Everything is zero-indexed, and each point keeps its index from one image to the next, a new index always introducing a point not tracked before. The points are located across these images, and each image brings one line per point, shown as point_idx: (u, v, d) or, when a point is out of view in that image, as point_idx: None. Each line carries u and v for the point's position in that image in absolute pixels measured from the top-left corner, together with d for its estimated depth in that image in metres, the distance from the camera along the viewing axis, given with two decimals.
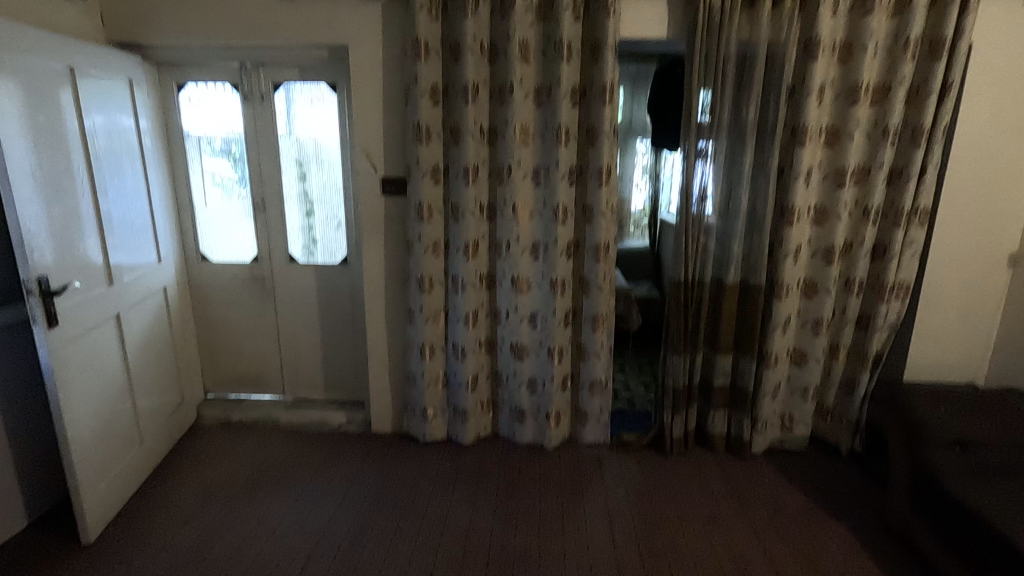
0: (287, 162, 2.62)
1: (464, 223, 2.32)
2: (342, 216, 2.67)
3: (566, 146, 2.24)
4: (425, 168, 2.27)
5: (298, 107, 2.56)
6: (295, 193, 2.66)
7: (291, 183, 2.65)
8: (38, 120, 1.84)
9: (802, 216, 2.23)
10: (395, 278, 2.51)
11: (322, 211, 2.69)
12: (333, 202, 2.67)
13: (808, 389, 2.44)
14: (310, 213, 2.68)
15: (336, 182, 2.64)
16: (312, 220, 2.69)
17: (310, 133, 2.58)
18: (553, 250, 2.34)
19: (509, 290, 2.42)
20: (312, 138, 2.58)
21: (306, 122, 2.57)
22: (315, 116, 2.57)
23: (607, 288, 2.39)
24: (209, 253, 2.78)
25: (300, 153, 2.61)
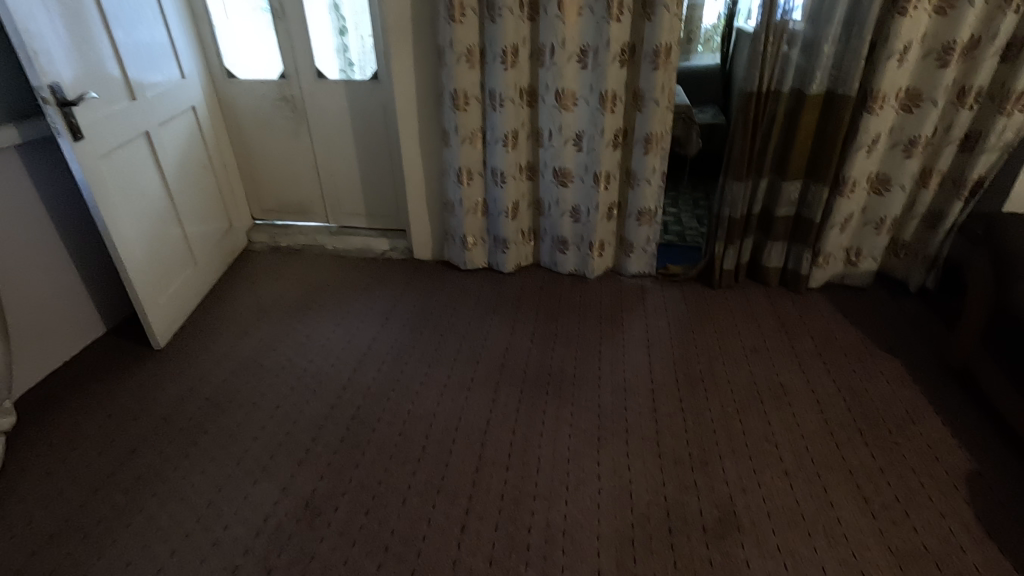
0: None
1: (501, 24, 2.01)
2: (368, 22, 2.39)
3: None
4: None
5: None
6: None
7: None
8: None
9: (920, 5, 1.78)
10: (427, 95, 2.30)
11: (346, 17, 2.40)
12: (358, 5, 2.37)
13: (885, 220, 2.18)
14: (335, 19, 2.41)
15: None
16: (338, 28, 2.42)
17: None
18: (603, 56, 2.02)
19: (552, 105, 2.17)
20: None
21: None
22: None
23: (665, 102, 2.09)
24: (234, 70, 2.61)
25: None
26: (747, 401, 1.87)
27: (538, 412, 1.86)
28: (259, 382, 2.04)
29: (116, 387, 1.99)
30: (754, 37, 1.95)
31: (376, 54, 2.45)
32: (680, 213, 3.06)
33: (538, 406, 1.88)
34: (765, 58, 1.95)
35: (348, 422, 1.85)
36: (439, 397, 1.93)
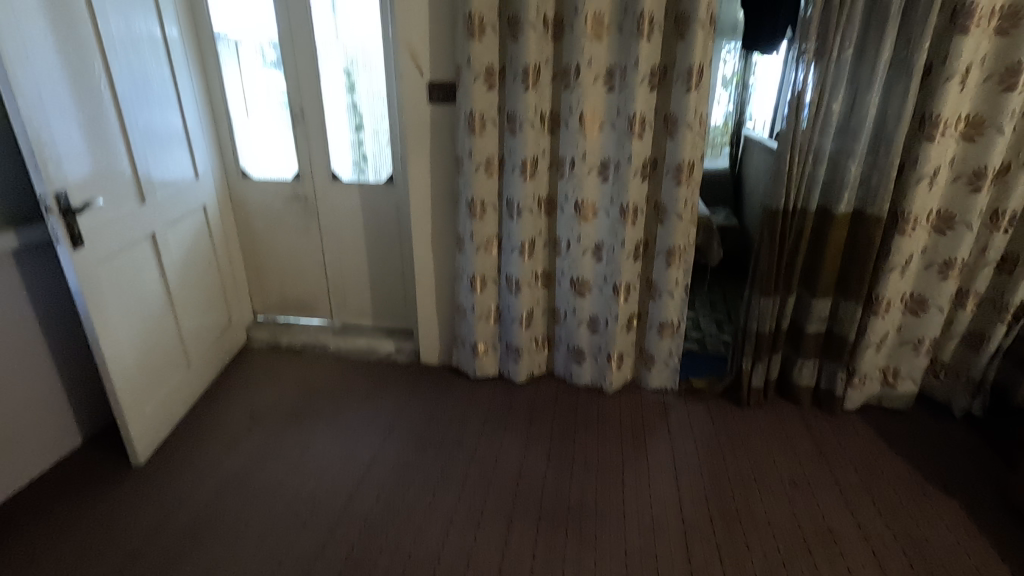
0: (325, 63, 2.33)
1: (522, 136, 1.99)
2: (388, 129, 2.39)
3: (648, 40, 1.83)
4: (478, 70, 1.93)
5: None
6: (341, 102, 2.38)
7: (330, 89, 2.37)
8: (60, 24, 1.65)
9: (947, 132, 1.76)
10: (443, 201, 2.26)
11: (370, 123, 2.41)
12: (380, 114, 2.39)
13: (922, 341, 2.07)
14: (359, 126, 2.41)
15: (379, 91, 2.35)
16: (361, 133, 2.43)
17: (347, 29, 2.26)
18: (625, 170, 1.99)
19: (571, 215, 2.12)
20: (347, 33, 2.27)
21: (349, 19, 2.24)
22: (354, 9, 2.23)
23: (688, 217, 2.03)
24: (249, 169, 2.60)
25: (337, 53, 2.30)
26: (793, 551, 1.65)
27: (557, 559, 1.63)
28: (244, 509, 1.82)
29: (83, 513, 1.78)
30: (778, 156, 1.92)
31: (393, 159, 2.45)
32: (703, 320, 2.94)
33: (556, 548, 1.67)
34: (791, 177, 1.91)
35: (341, 565, 1.62)
36: (444, 536, 1.71)
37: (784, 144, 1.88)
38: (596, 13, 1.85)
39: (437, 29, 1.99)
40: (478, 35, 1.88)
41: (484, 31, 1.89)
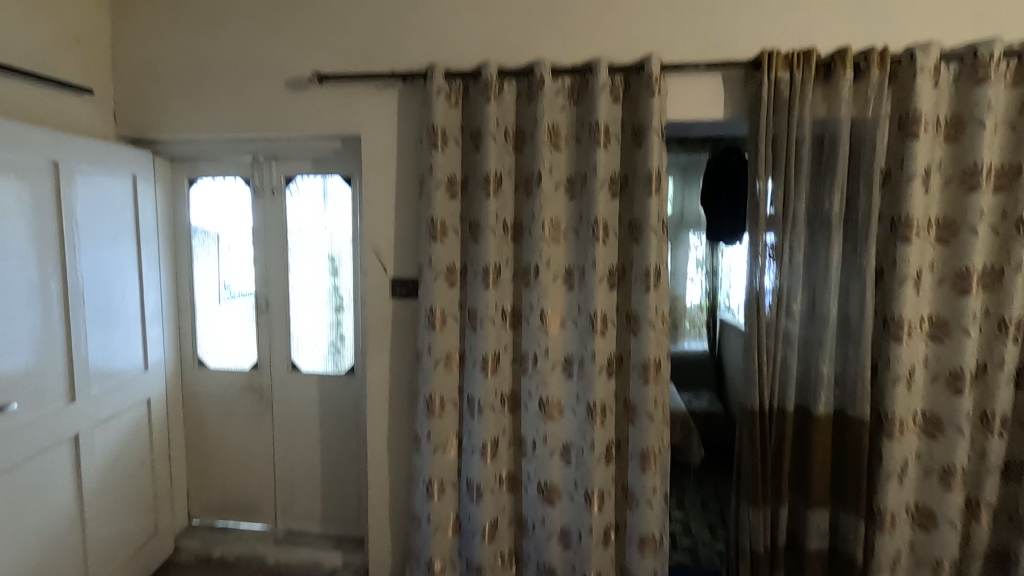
0: (294, 258, 2.37)
1: (482, 333, 1.93)
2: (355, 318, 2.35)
3: (604, 243, 1.86)
4: (439, 269, 1.95)
5: (307, 199, 2.32)
6: (322, 287, 2.36)
7: (297, 282, 2.38)
8: (26, 229, 1.69)
9: (912, 333, 1.72)
10: (402, 396, 2.13)
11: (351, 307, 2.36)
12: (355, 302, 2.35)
13: (942, 563, 1.79)
14: (339, 308, 2.36)
15: (347, 283, 2.35)
16: (341, 316, 2.36)
17: (320, 228, 2.34)
18: (590, 368, 1.89)
19: (536, 414, 1.96)
20: (319, 231, 2.34)
21: (334, 215, 2.31)
22: (327, 210, 2.32)
23: (659, 417, 1.89)
24: (207, 358, 2.49)
25: (308, 249, 2.35)
26: None
27: None
28: None
29: None
30: (747, 355, 1.84)
31: (355, 349, 2.37)
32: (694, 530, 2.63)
33: None
34: (763, 377, 1.82)
35: None
36: None
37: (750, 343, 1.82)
38: (551, 219, 1.91)
39: (402, 231, 2.06)
40: (439, 237, 1.93)
41: (445, 235, 1.95)
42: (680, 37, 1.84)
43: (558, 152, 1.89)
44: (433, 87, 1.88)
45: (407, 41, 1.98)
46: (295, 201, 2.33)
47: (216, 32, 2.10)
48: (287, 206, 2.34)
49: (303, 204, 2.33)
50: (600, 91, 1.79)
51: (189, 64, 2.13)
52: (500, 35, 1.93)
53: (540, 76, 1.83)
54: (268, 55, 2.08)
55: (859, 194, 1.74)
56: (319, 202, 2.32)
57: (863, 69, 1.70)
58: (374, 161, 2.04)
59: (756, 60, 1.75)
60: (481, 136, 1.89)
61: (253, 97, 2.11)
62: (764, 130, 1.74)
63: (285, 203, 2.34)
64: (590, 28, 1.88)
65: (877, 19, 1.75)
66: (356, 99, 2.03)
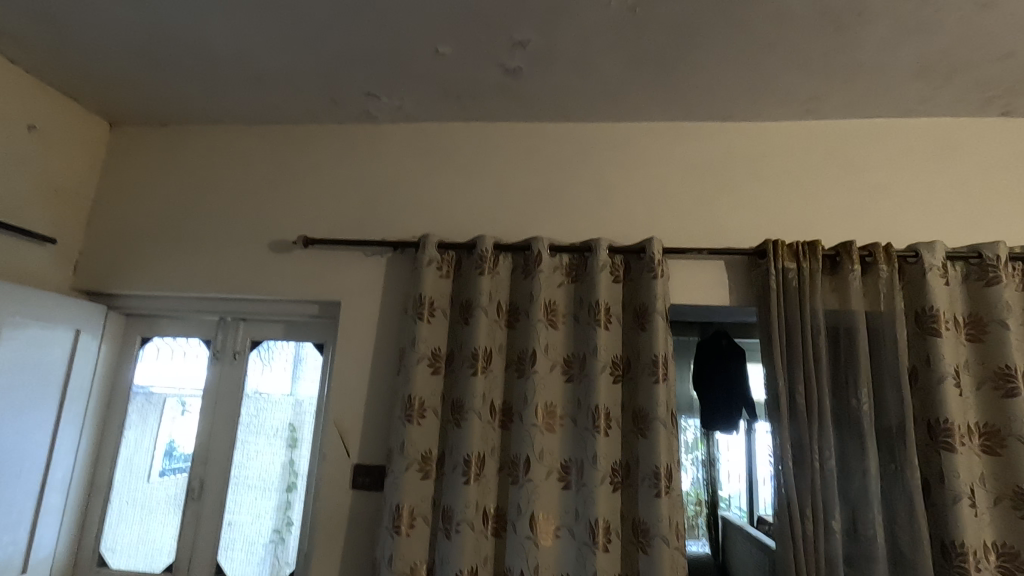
0: (244, 431, 2.04)
1: (458, 542, 1.57)
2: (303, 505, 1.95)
3: (606, 435, 1.61)
4: (412, 456, 1.65)
5: (271, 366, 2.09)
6: (273, 465, 2.00)
7: (243, 461, 2.02)
8: None
9: (980, 565, 1.43)
10: None
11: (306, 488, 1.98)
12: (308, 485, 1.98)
13: None
14: (292, 487, 1.98)
15: (302, 464, 2.00)
16: (292, 496, 1.97)
17: (281, 397, 2.06)
18: None
19: None
20: (279, 402, 2.05)
21: (298, 381, 2.06)
22: (293, 378, 2.07)
23: None
24: (110, 555, 1.99)
25: (263, 421, 2.04)
26: None
27: None
28: None
29: None
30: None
31: (299, 546, 1.92)
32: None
33: None
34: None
35: None
36: None
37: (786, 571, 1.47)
38: (547, 402, 1.68)
39: (373, 408, 1.80)
40: (417, 418, 1.68)
41: (423, 416, 1.69)
42: (679, 224, 1.82)
43: (555, 329, 1.74)
44: (425, 257, 1.79)
45: (401, 212, 1.94)
46: (257, 366, 2.09)
47: (205, 193, 2.05)
48: (247, 372, 2.09)
49: (266, 371, 2.08)
50: (600, 270, 1.71)
51: (170, 220, 2.05)
52: (498, 212, 1.90)
53: (537, 252, 1.76)
54: (255, 216, 2.01)
55: (887, 392, 1.57)
56: (283, 369, 2.08)
57: (868, 265, 1.67)
58: (352, 329, 1.86)
59: (760, 249, 1.71)
60: (471, 308, 1.75)
61: (230, 256, 1.99)
62: (776, 318, 1.63)
63: (247, 368, 2.09)
64: (588, 211, 1.87)
65: (872, 219, 1.76)
66: (341, 264, 1.92)
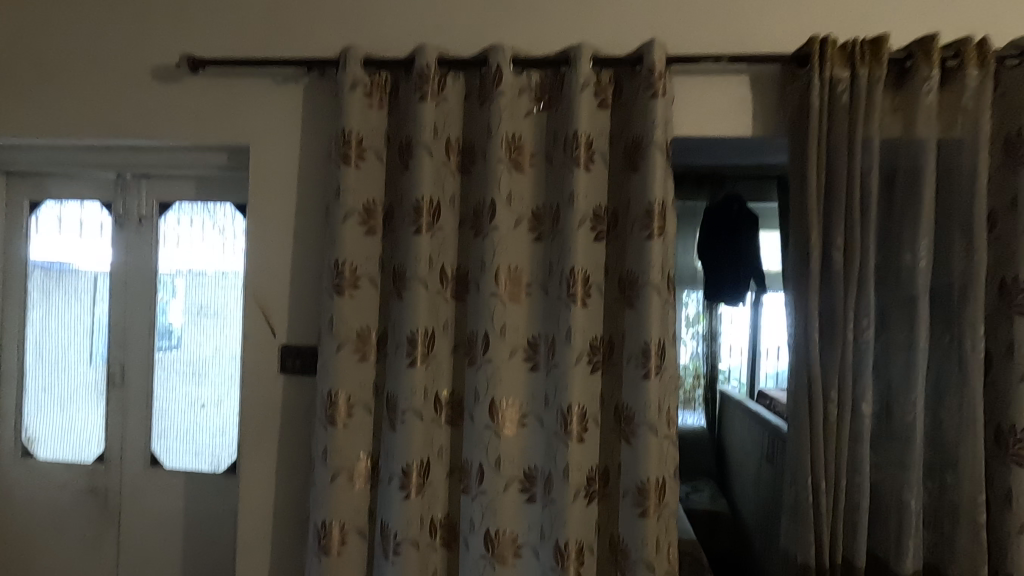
0: (164, 311, 1.74)
1: (404, 433, 1.31)
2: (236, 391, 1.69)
3: (584, 305, 1.28)
4: (344, 334, 1.34)
5: (190, 232, 1.73)
6: (201, 346, 1.72)
7: (167, 344, 1.73)
8: None
9: None
10: (289, 517, 1.45)
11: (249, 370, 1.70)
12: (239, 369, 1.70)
13: None
14: (232, 370, 1.71)
15: (234, 346, 1.71)
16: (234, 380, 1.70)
17: (204, 270, 1.72)
18: (559, 489, 1.26)
19: (479, 556, 1.30)
20: (202, 275, 1.72)
21: (220, 252, 1.71)
22: (216, 247, 1.72)
23: (663, 566, 1.25)
24: (34, 445, 1.79)
25: (185, 298, 1.73)
26: None
27: None
28: None
29: None
30: (794, 479, 1.21)
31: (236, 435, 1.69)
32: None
33: None
34: (821, 517, 1.18)
35: None
36: None
37: (797, 463, 1.20)
38: (510, 267, 1.32)
39: (301, 280, 1.46)
40: (349, 289, 1.34)
41: (357, 286, 1.35)
42: (690, 24, 1.33)
43: (520, 174, 1.33)
44: (347, 79, 1.34)
45: (317, 23, 1.45)
46: (173, 234, 1.73)
47: (63, 5, 1.55)
48: (162, 242, 1.74)
49: (184, 239, 1.73)
50: (580, 89, 1.26)
51: (23, 43, 1.57)
52: (445, 17, 1.41)
53: (496, 67, 1.30)
54: (130, 34, 1.52)
55: (951, 246, 1.20)
56: (204, 236, 1.72)
57: (952, 72, 1.21)
58: (266, 182, 1.46)
59: (801, 54, 1.24)
60: (411, 147, 1.34)
61: (104, 90, 1.54)
62: (816, 149, 1.20)
63: (160, 235, 1.74)
64: (567, 10, 1.37)
65: (960, 9, 1.27)
66: (245, 97, 1.47)
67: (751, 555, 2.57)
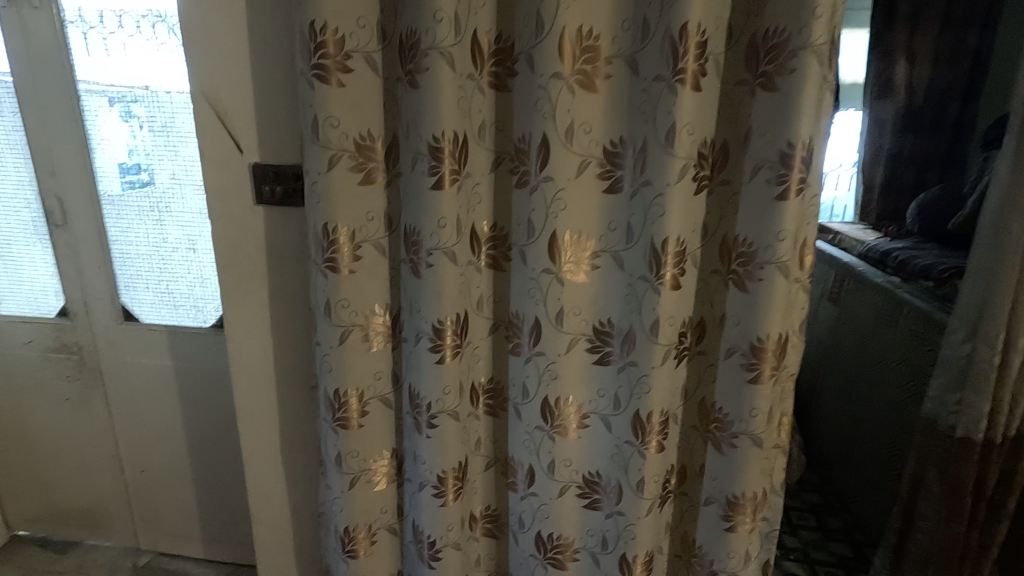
0: (113, 137, 1.30)
1: (433, 281, 0.96)
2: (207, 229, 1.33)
3: (696, 89, 0.84)
4: (337, 144, 0.92)
5: (129, 25, 1.23)
6: (152, 173, 1.31)
7: (121, 179, 1.33)
8: None
9: None
10: (295, 381, 1.18)
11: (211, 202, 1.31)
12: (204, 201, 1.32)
13: None
14: (197, 204, 1.32)
15: (194, 172, 1.30)
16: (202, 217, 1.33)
17: (155, 80, 1.25)
18: (644, 348, 0.95)
19: (535, 427, 1.05)
20: (153, 87, 1.26)
21: (151, 39, 1.23)
22: (159, 42, 1.23)
23: (772, 437, 0.99)
24: None
25: (138, 119, 1.28)
26: None
27: None
28: None
29: None
30: (972, 334, 1.02)
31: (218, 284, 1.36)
32: (802, 476, 2.20)
33: None
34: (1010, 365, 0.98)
35: None
36: None
37: (966, 311, 1.03)
38: (581, 30, 0.85)
39: (269, 68, 1.00)
40: (338, 74, 0.90)
41: (349, 69, 0.91)
42: None
43: None
44: None
45: None
46: (103, 26, 1.23)
47: None
48: (90, 38, 1.24)
49: (122, 35, 1.23)
50: None
51: None
52: None
53: None
54: None
55: None
56: (149, 31, 1.22)
57: None
58: None
59: None
60: None
61: None
62: None
63: (86, 29, 1.24)
64: None
65: None
66: None
67: (799, 397, 2.43)
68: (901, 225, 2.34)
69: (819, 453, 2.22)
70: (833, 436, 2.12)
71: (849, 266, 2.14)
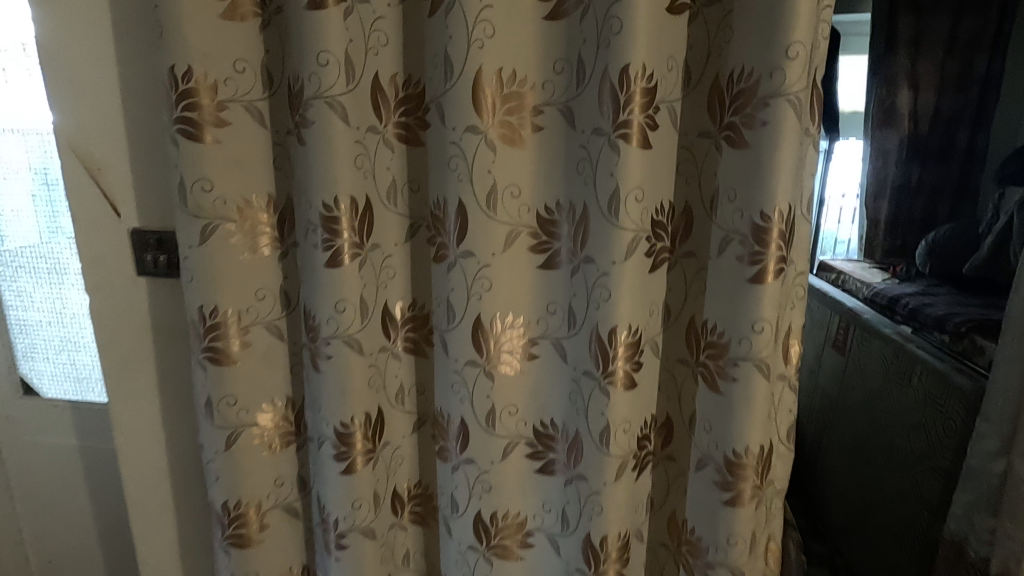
0: (13, 195, 1.15)
1: (332, 375, 0.78)
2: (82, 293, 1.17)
3: (645, 145, 0.66)
4: (213, 211, 0.75)
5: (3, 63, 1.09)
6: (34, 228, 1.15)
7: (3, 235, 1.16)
8: None
9: None
10: (194, 478, 1.00)
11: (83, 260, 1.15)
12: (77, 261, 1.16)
13: None
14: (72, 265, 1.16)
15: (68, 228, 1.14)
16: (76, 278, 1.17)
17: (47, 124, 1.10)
18: (594, 461, 0.75)
19: (467, 547, 0.86)
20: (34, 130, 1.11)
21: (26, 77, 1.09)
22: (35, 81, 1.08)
23: (758, 568, 0.79)
24: None
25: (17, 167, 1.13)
26: None
27: None
28: None
29: None
30: (1005, 449, 0.93)
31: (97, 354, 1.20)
32: (809, 547, 1.98)
33: None
34: None
35: None
36: None
37: (1001, 414, 0.93)
38: (502, 73, 0.69)
39: (144, 118, 0.84)
40: (210, 127, 0.73)
41: (225, 122, 0.74)
42: None
43: None
44: None
45: None
46: None
47: None
48: None
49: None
50: None
51: None
52: None
53: None
54: None
55: None
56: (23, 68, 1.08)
57: None
58: None
59: None
60: None
61: None
62: None
63: None
64: None
65: None
66: None
67: (803, 453, 2.22)
68: (911, 263, 2.12)
69: (826, 520, 2.00)
70: (842, 503, 1.90)
71: (854, 313, 1.95)
